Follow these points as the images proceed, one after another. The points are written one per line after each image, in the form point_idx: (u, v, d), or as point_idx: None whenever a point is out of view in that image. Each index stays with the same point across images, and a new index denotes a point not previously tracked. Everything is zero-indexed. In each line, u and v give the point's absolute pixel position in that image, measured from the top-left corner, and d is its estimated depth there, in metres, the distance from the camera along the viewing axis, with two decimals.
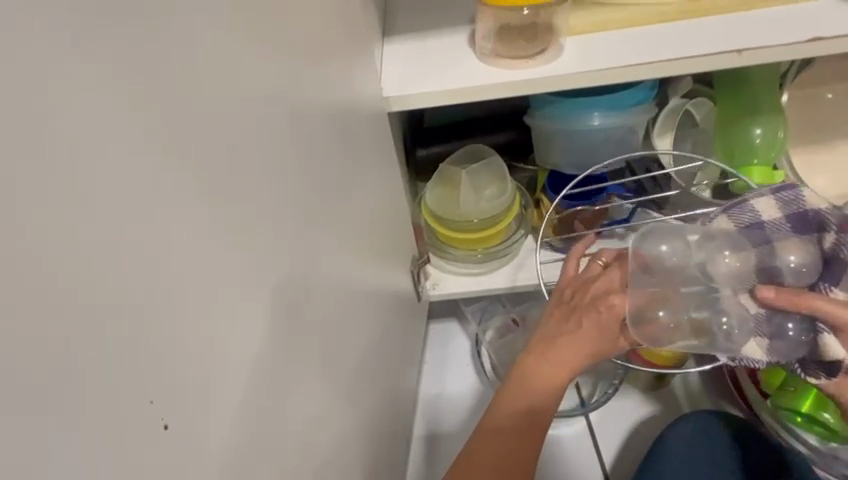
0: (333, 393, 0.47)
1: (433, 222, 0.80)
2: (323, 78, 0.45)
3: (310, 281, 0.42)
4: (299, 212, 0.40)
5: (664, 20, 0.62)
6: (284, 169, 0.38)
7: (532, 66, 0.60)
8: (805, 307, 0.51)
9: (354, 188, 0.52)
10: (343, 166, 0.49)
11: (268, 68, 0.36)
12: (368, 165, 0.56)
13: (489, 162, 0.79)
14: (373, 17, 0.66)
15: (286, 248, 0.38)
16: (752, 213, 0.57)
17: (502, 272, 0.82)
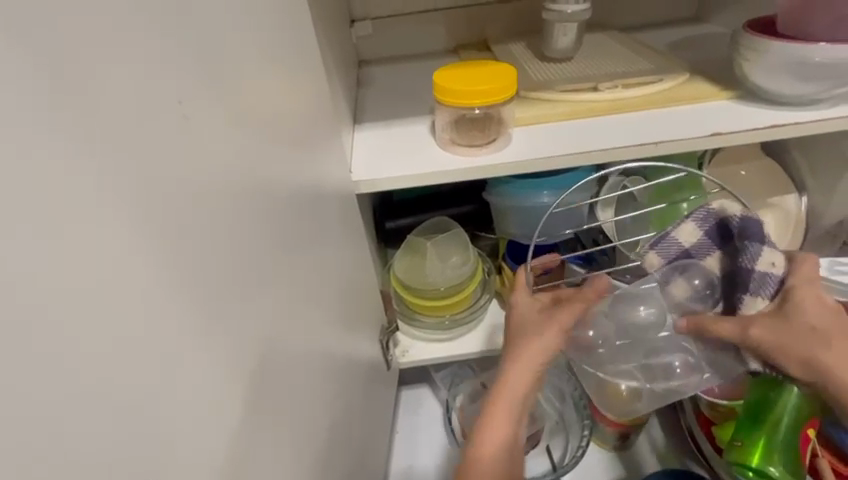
0: (301, 468, 0.46)
1: (402, 290, 0.83)
2: (297, 167, 0.50)
3: (281, 354, 0.44)
4: (273, 289, 0.43)
5: (594, 115, 0.74)
6: (262, 251, 0.41)
7: (484, 153, 0.69)
8: (718, 329, 0.63)
9: (323, 263, 0.55)
10: (313, 243, 0.53)
11: (250, 165, 0.40)
12: (336, 240, 0.60)
13: (454, 234, 0.84)
14: (345, 109, 0.74)
15: (260, 325, 0.41)
16: (677, 244, 0.70)
17: (469, 338, 0.86)
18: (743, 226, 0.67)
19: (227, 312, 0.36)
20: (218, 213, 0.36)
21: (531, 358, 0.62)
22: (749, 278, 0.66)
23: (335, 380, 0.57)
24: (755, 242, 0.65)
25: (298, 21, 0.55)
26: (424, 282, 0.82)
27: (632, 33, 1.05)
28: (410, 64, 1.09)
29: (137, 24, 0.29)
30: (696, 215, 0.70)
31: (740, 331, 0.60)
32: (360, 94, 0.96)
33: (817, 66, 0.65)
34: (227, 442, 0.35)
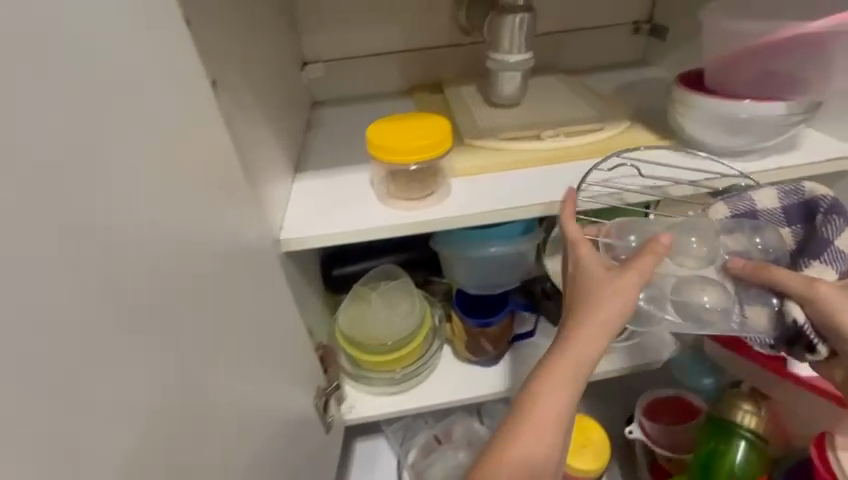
0: None
1: (346, 343, 0.80)
2: (225, 229, 0.47)
3: (187, 448, 0.40)
4: (180, 377, 0.39)
5: (536, 165, 0.74)
6: (166, 336, 0.38)
7: (425, 209, 0.67)
8: (776, 275, 0.52)
9: (253, 330, 0.52)
10: (242, 310, 0.49)
11: (159, 243, 0.37)
12: (271, 302, 0.57)
13: (399, 283, 0.83)
14: (283, 159, 0.71)
15: (160, 422, 0.36)
16: (749, 201, 0.63)
17: (419, 391, 0.82)
18: (833, 206, 0.61)
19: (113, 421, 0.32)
20: (105, 311, 0.32)
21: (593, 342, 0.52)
22: (818, 247, 0.60)
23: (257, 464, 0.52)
24: (842, 219, 0.60)
25: (225, 77, 0.52)
26: (369, 336, 0.79)
27: (581, 76, 1.07)
28: (363, 107, 1.08)
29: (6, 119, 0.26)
30: (790, 188, 0.63)
31: (807, 284, 0.52)
32: (308, 139, 0.94)
33: (737, 121, 0.67)
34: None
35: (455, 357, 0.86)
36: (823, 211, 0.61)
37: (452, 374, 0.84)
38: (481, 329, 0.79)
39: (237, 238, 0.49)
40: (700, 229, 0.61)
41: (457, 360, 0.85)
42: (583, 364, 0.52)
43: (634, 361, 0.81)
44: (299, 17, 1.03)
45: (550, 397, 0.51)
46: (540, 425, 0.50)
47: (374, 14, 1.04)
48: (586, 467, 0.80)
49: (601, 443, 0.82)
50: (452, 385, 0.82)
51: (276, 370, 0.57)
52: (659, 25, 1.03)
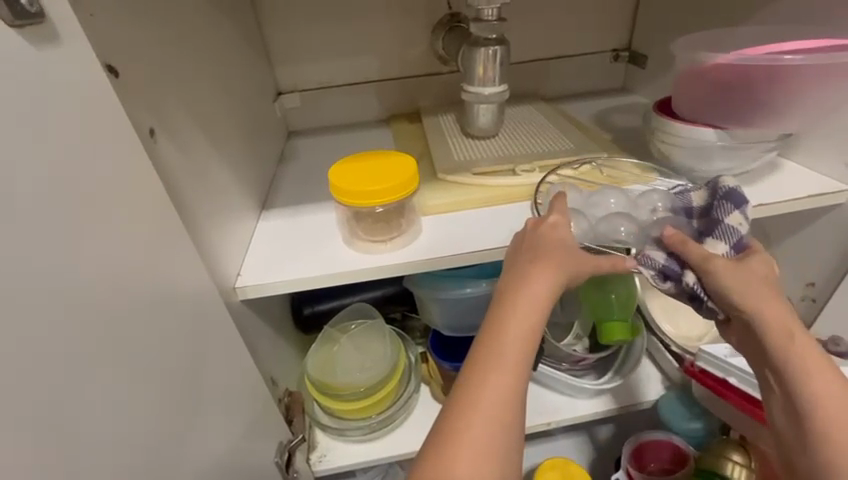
0: None
1: (315, 390, 0.75)
2: (172, 283, 0.43)
3: None
4: (115, 458, 0.35)
5: (510, 201, 0.72)
6: (102, 414, 0.34)
7: (394, 249, 0.64)
8: (683, 245, 0.54)
9: (205, 390, 0.48)
10: (191, 371, 0.45)
11: (97, 311, 0.33)
12: (228, 356, 0.53)
13: (371, 323, 0.81)
14: (246, 197, 0.68)
15: None
16: (684, 201, 0.62)
17: (393, 436, 0.78)
18: (730, 193, 0.57)
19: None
20: (9, 409, 0.27)
21: (554, 258, 0.52)
22: (715, 226, 0.57)
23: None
24: (733, 204, 0.57)
25: (176, 120, 0.50)
26: (339, 380, 0.74)
27: (559, 104, 1.06)
28: (338, 137, 1.06)
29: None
30: (710, 183, 0.61)
31: (704, 258, 0.52)
32: (279, 171, 0.91)
33: (723, 148, 0.66)
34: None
35: (433, 398, 0.82)
36: (722, 195, 0.58)
37: (428, 419, 0.80)
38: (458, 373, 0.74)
39: (188, 291, 0.46)
40: (613, 192, 0.67)
41: (434, 403, 0.81)
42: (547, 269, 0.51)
43: (619, 403, 0.77)
44: (272, 47, 1.01)
45: (516, 304, 0.49)
46: (497, 362, 0.46)
47: (350, 44, 1.03)
48: None
49: None
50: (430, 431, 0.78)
51: (230, 435, 0.52)
52: (637, 54, 1.02)
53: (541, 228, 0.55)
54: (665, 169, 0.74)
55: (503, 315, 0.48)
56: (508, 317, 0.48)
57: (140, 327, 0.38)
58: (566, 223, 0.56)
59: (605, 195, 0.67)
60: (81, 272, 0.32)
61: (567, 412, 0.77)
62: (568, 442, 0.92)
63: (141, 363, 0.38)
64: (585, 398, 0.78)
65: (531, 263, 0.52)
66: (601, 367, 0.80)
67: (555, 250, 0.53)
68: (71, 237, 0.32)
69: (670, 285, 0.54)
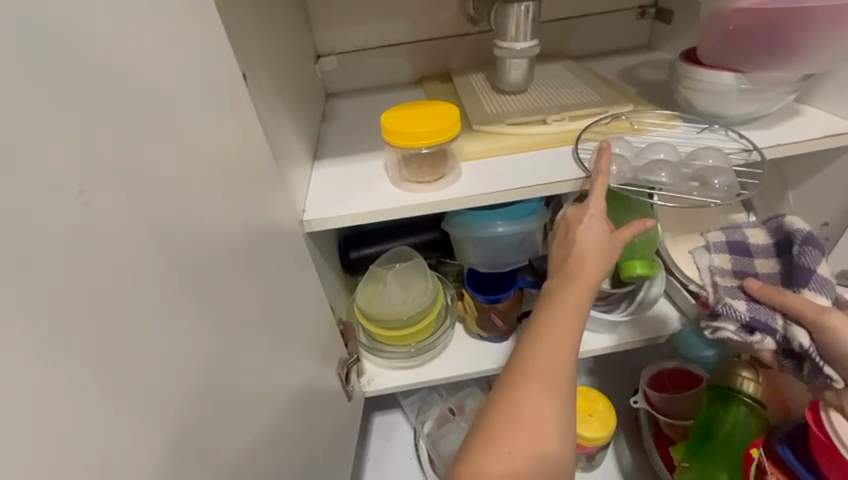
0: None
1: (364, 320, 0.84)
2: (261, 206, 0.51)
3: (238, 386, 0.46)
4: (230, 331, 0.44)
5: (542, 146, 0.78)
6: (220, 291, 0.43)
7: (438, 188, 0.71)
8: (788, 302, 0.62)
9: (286, 300, 0.57)
10: (275, 280, 0.55)
11: (215, 211, 0.42)
12: (301, 276, 0.63)
13: (411, 263, 0.88)
14: (303, 146, 0.76)
15: (218, 364, 0.42)
16: (743, 236, 0.72)
17: (431, 364, 0.88)
18: (808, 239, 0.66)
19: (182, 377, 0.37)
20: (173, 269, 0.36)
21: (597, 247, 0.58)
22: (807, 274, 0.65)
23: (293, 428, 0.58)
24: (817, 250, 0.65)
25: (255, 69, 0.57)
26: (386, 311, 0.83)
27: (585, 62, 1.10)
28: (373, 97, 1.12)
29: (106, 116, 0.30)
30: (772, 221, 0.71)
31: (818, 312, 0.60)
32: (323, 128, 0.99)
33: (741, 94, 0.71)
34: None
35: (467, 332, 0.91)
36: (800, 241, 0.67)
37: (463, 348, 0.89)
38: (490, 305, 0.83)
39: (271, 216, 0.55)
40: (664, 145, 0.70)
41: (468, 335, 0.91)
42: (601, 254, 0.58)
43: (636, 337, 0.85)
44: (312, 13, 1.07)
45: (566, 289, 0.55)
46: (548, 341, 0.52)
47: (385, 6, 1.07)
48: (593, 435, 0.84)
49: (608, 414, 0.86)
50: (466, 358, 0.88)
51: (303, 341, 0.62)
52: (664, 10, 1.05)
53: (578, 227, 0.60)
54: (690, 113, 0.79)
55: (551, 316, 0.54)
56: (557, 308, 0.54)
57: (241, 235, 0.47)
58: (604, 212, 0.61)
59: (659, 147, 0.70)
60: (206, 178, 0.41)
61: (589, 344, 0.85)
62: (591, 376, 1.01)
63: (242, 262, 0.47)
64: (607, 333, 0.86)
65: (574, 259, 0.58)
66: (622, 303, 0.87)
67: (594, 242, 0.59)
68: (199, 148, 0.40)
69: (765, 336, 0.62)
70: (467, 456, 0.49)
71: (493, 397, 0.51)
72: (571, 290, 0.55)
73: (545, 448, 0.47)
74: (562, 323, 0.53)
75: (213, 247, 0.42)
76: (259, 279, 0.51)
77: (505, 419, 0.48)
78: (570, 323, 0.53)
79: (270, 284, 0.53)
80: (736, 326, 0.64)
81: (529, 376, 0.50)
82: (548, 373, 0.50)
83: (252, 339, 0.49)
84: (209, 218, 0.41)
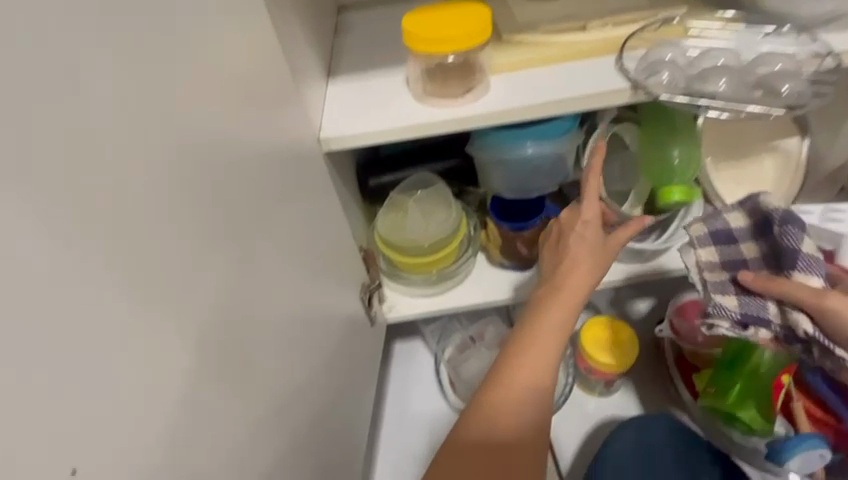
0: (270, 411, 0.50)
1: (386, 248, 0.82)
2: (257, 117, 0.48)
3: (245, 303, 0.46)
4: (228, 249, 0.43)
5: (581, 55, 0.69)
6: (209, 205, 0.41)
7: (462, 105, 0.65)
8: (786, 288, 0.61)
9: (298, 219, 0.56)
10: (286, 198, 0.52)
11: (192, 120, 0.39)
12: (315, 198, 0.60)
13: (434, 189, 0.84)
14: (316, 58, 0.70)
15: (212, 282, 0.41)
16: (724, 223, 0.69)
17: (454, 292, 0.87)
18: (786, 217, 0.65)
19: (169, 291, 0.37)
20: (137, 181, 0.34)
21: (584, 267, 0.65)
22: (793, 256, 0.64)
23: (311, 348, 0.59)
24: (795, 228, 0.65)
25: None
26: (407, 239, 0.81)
27: None
28: (392, 6, 1.02)
29: (33, 2, 0.27)
30: (748, 203, 0.69)
31: (817, 296, 0.60)
32: (338, 43, 0.91)
33: None
34: (175, 423, 0.38)
35: (489, 261, 0.89)
36: (779, 222, 0.65)
37: (482, 278, 0.88)
38: (516, 233, 0.80)
39: (275, 132, 0.51)
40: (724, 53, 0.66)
41: (491, 265, 0.89)
42: (590, 271, 0.65)
43: (663, 266, 0.83)
44: None
45: (553, 303, 0.63)
46: (531, 351, 0.61)
47: None
48: (612, 362, 0.84)
49: (630, 341, 0.85)
50: (487, 286, 0.86)
51: (320, 263, 0.61)
52: None
53: (570, 236, 0.67)
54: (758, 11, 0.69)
55: (534, 330, 0.62)
56: (540, 326, 0.62)
57: (233, 149, 0.44)
58: (597, 228, 0.67)
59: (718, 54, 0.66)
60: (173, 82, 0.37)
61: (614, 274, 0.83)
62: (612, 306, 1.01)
63: (237, 177, 0.44)
64: (633, 262, 0.84)
65: (562, 275, 0.65)
66: (655, 231, 0.84)
67: (581, 260, 0.65)
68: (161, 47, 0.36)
69: (759, 329, 0.63)
70: (455, 433, 0.60)
71: (480, 400, 0.60)
72: (554, 307, 0.63)
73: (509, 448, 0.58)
74: (545, 335, 0.62)
75: (193, 161, 0.39)
76: (262, 195, 0.48)
77: (485, 416, 0.59)
78: (552, 337, 0.62)
79: (277, 206, 0.51)
80: (730, 323, 0.64)
81: (509, 379, 0.60)
82: (524, 386, 0.60)
83: (260, 257, 0.48)
84: (183, 123, 0.38)
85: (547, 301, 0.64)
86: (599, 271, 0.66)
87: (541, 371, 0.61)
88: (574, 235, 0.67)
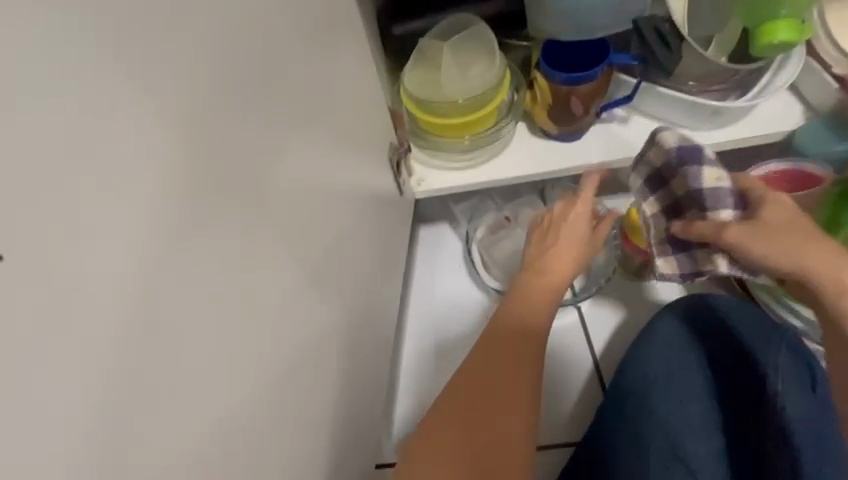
0: (295, 273, 0.44)
1: (413, 107, 0.71)
2: None
3: (256, 137, 0.38)
4: (226, 59, 0.34)
5: None
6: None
7: None
8: (710, 236, 0.55)
9: (317, 52, 0.46)
10: (298, 19, 0.43)
11: None
12: (334, 30, 0.50)
13: (471, 33, 0.69)
14: None
15: (206, 93, 0.33)
16: (649, 165, 0.64)
17: (490, 162, 0.76)
18: (681, 154, 0.61)
19: (120, 66, 0.27)
20: None
21: (568, 254, 0.65)
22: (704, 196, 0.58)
23: (336, 214, 0.52)
24: (694, 163, 0.60)
25: None
26: (438, 94, 0.69)
27: None
28: None
29: None
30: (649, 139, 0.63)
31: (714, 231, 0.55)
32: None
33: None
34: (154, 250, 0.30)
35: (530, 131, 0.77)
36: (674, 161, 0.61)
37: (524, 147, 0.76)
38: (570, 87, 0.67)
39: None
40: None
41: (533, 133, 0.76)
42: (578, 260, 0.66)
43: (734, 137, 0.73)
44: None
45: (541, 278, 0.64)
46: (509, 328, 0.61)
47: None
48: None
49: None
50: (529, 155, 0.76)
51: (342, 116, 0.52)
52: None
53: (563, 225, 0.67)
54: None
55: (519, 298, 0.63)
56: (522, 301, 0.63)
57: None
58: (587, 212, 0.67)
59: None
60: None
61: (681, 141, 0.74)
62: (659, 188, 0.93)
63: None
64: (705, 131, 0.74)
65: (546, 258, 0.65)
66: (735, 89, 0.71)
67: (564, 248, 0.65)
68: None
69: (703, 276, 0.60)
70: (424, 441, 0.56)
71: (442, 404, 0.57)
72: (536, 295, 0.63)
73: (498, 443, 0.54)
74: (533, 307, 0.62)
75: None
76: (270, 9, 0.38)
77: (451, 412, 0.56)
78: (540, 317, 0.62)
79: (288, 28, 0.41)
80: (681, 277, 0.62)
81: (479, 364, 0.59)
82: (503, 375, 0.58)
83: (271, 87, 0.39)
84: None
85: (532, 272, 0.65)
86: (581, 266, 0.66)
87: (527, 335, 0.61)
88: (554, 218, 0.67)
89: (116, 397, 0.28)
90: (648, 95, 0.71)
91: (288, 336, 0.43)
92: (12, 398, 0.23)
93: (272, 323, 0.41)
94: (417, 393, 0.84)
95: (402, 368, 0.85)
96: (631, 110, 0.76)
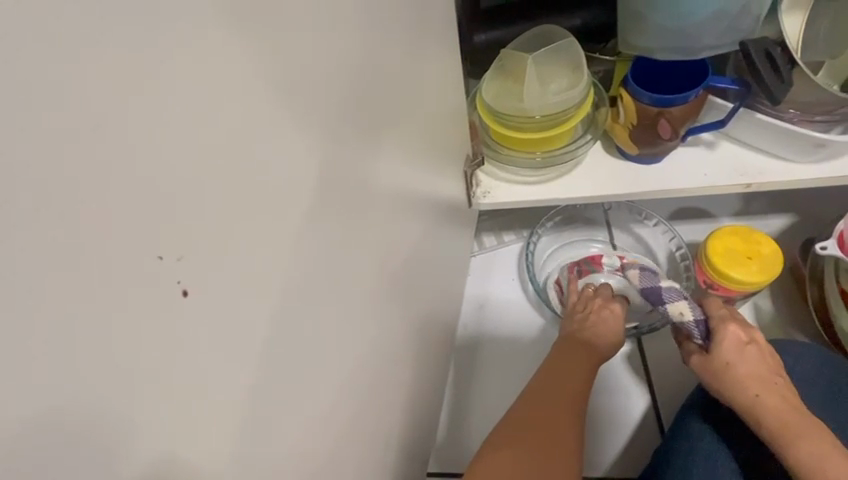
0: (384, 289, 0.45)
1: (488, 117, 0.69)
2: None
3: (364, 164, 0.37)
4: (353, 84, 0.34)
5: None
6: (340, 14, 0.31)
7: None
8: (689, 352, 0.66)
9: (417, 73, 0.46)
10: (407, 39, 0.42)
11: None
12: (433, 48, 0.49)
13: (559, 46, 0.66)
14: None
15: (340, 125, 0.33)
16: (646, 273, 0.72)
17: (560, 180, 0.74)
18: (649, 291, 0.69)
19: (282, 89, 0.26)
20: None
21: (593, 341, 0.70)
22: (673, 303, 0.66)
23: (416, 231, 0.52)
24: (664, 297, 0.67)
25: None
26: (516, 107, 0.67)
27: None
28: None
29: None
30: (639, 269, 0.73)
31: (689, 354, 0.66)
32: None
33: None
34: (281, 270, 0.29)
35: (605, 150, 0.74)
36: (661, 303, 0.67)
37: (602, 167, 0.73)
38: (660, 108, 0.63)
39: None
40: None
41: (608, 153, 0.74)
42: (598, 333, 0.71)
43: (836, 172, 0.67)
44: None
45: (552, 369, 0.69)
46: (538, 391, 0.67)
47: None
48: (739, 278, 0.71)
49: (772, 258, 0.72)
50: (607, 176, 0.72)
51: (430, 135, 0.52)
52: None
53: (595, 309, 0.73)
54: None
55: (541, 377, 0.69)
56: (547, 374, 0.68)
57: None
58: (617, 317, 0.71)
59: None
60: None
61: (777, 175, 0.69)
62: (737, 221, 0.88)
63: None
64: (804, 162, 0.69)
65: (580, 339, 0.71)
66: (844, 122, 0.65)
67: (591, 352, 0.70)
68: None
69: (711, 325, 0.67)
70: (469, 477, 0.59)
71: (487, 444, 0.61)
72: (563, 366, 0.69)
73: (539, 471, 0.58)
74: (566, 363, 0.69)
75: None
76: (389, 32, 0.38)
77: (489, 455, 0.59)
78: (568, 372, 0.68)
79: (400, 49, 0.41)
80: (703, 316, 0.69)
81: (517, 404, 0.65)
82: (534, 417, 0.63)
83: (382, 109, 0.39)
84: None
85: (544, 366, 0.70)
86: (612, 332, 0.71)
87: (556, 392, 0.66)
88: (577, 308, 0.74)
89: (244, 416, 0.28)
90: (743, 121, 0.67)
91: (372, 355, 0.43)
92: (161, 410, 0.22)
93: (363, 341, 0.41)
94: (459, 403, 0.82)
95: (450, 375, 0.83)
96: (721, 135, 0.71)
